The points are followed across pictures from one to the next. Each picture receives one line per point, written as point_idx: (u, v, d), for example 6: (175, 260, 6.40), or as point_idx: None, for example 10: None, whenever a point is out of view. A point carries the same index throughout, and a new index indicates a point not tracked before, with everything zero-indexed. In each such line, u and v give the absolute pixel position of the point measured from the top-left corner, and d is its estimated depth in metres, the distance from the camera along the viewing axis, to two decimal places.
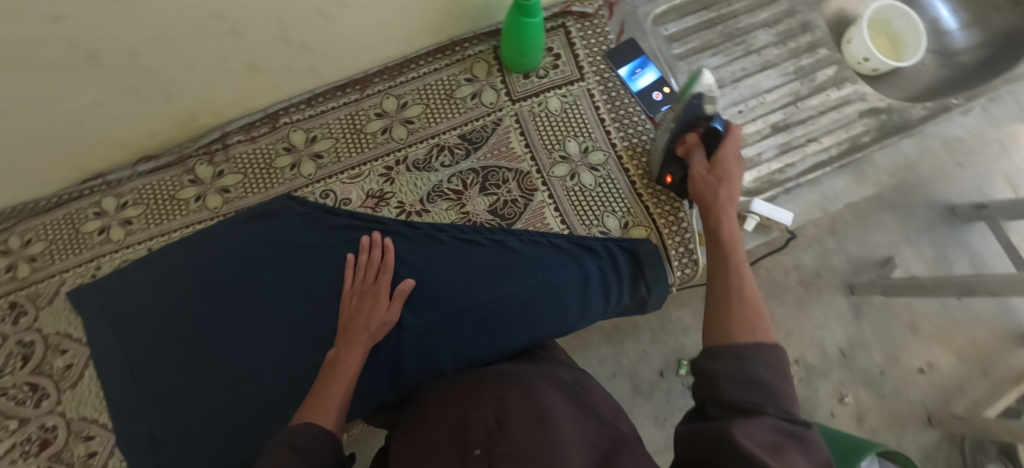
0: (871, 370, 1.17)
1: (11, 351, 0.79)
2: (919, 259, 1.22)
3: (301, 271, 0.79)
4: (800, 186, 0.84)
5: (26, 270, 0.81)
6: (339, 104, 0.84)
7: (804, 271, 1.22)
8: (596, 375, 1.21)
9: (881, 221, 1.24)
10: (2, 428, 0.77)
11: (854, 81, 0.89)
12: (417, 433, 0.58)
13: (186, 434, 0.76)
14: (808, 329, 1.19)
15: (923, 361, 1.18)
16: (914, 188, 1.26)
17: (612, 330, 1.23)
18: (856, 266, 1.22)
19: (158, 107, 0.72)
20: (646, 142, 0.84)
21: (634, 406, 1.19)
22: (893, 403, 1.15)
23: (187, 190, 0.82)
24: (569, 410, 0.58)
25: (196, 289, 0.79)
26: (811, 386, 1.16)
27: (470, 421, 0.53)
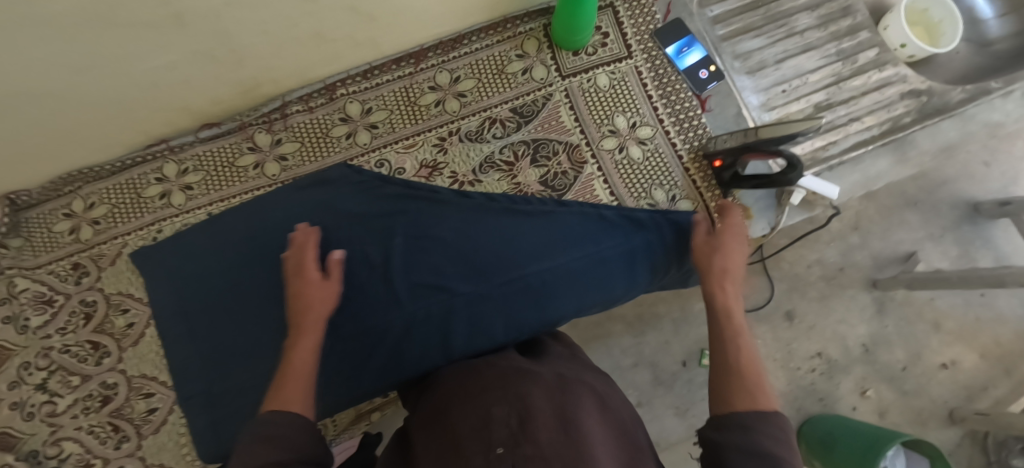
0: (894, 366, 1.20)
1: (74, 309, 0.81)
2: (943, 256, 1.24)
3: (351, 237, 0.79)
4: (843, 164, 0.86)
5: (89, 233, 0.83)
6: (394, 77, 0.87)
7: (826, 266, 1.23)
8: (618, 364, 1.22)
9: (905, 218, 1.26)
10: (65, 384, 0.80)
11: (896, 63, 0.90)
12: (433, 431, 0.56)
13: (239, 395, 0.76)
14: (831, 324, 1.21)
15: (946, 358, 1.20)
16: (938, 185, 1.27)
17: (635, 319, 1.24)
18: (879, 262, 1.24)
19: (227, 73, 0.74)
20: (693, 118, 0.86)
21: (655, 397, 1.22)
22: (915, 399, 1.18)
23: (247, 157, 0.85)
24: (594, 411, 0.57)
25: (249, 253, 0.79)
26: (833, 380, 1.19)
27: (493, 418, 0.51)
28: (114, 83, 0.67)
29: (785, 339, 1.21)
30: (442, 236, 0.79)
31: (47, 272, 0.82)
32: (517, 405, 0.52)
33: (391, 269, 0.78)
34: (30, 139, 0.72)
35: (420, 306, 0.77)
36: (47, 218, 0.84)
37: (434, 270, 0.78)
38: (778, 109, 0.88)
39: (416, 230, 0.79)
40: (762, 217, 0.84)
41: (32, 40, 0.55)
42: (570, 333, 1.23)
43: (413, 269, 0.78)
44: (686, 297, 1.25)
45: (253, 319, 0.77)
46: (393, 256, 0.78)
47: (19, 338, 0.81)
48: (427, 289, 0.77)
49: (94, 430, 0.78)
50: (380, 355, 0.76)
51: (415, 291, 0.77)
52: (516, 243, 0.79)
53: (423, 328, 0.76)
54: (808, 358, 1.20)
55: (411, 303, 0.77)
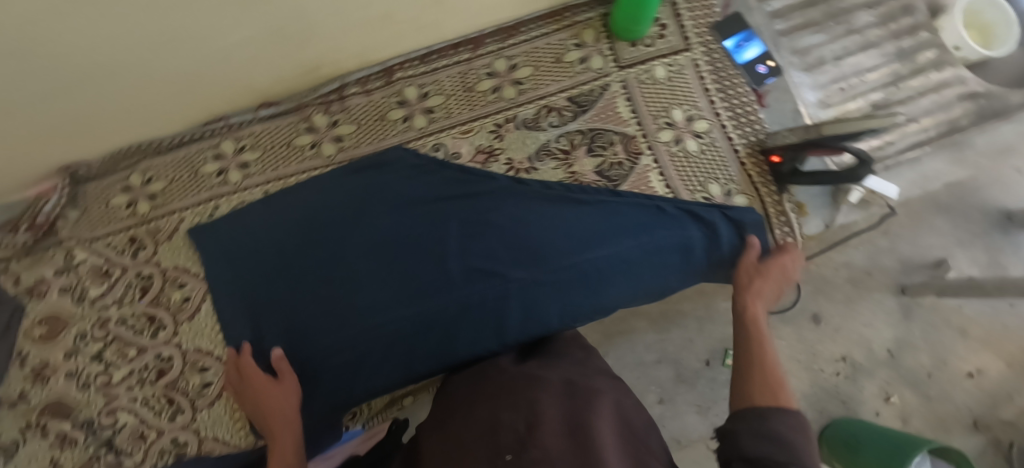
0: (918, 372, 1.18)
1: (131, 282, 0.82)
2: (972, 262, 1.22)
3: (409, 220, 0.80)
4: (899, 165, 0.88)
5: (146, 207, 0.84)
6: (452, 62, 0.87)
7: (854, 269, 1.20)
8: (642, 360, 1.23)
9: (934, 224, 1.25)
10: (122, 355, 0.81)
11: (955, 65, 0.90)
12: (447, 429, 0.60)
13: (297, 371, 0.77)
14: (856, 327, 1.19)
15: (973, 366, 1.19)
16: (970, 191, 1.26)
17: (659, 316, 1.24)
18: (907, 267, 1.19)
19: (295, 51, 0.75)
20: (750, 113, 0.86)
21: (676, 394, 1.21)
22: (940, 405, 1.16)
23: (303, 137, 0.85)
24: (609, 413, 0.58)
25: (310, 233, 0.80)
26: (857, 384, 1.17)
27: (502, 424, 0.55)
28: (185, 56, 0.68)
29: (809, 341, 1.18)
30: (497, 222, 0.79)
31: (104, 244, 0.83)
32: (526, 410, 0.56)
33: (445, 253, 0.78)
34: (94, 109, 0.72)
35: (473, 292, 0.76)
36: (106, 191, 0.84)
37: (489, 256, 0.77)
38: (835, 106, 0.88)
39: (470, 216, 0.79)
40: (817, 214, 0.85)
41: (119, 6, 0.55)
42: (594, 328, 1.23)
43: (468, 254, 0.78)
44: (711, 296, 1.25)
45: (311, 298, 0.78)
46: (448, 240, 0.78)
47: (77, 308, 0.82)
48: (481, 274, 0.77)
49: (149, 402, 0.79)
50: (434, 339, 0.76)
51: (468, 276, 0.77)
52: (570, 231, 0.78)
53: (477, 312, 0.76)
54: (833, 361, 1.18)
55: (465, 288, 0.77)
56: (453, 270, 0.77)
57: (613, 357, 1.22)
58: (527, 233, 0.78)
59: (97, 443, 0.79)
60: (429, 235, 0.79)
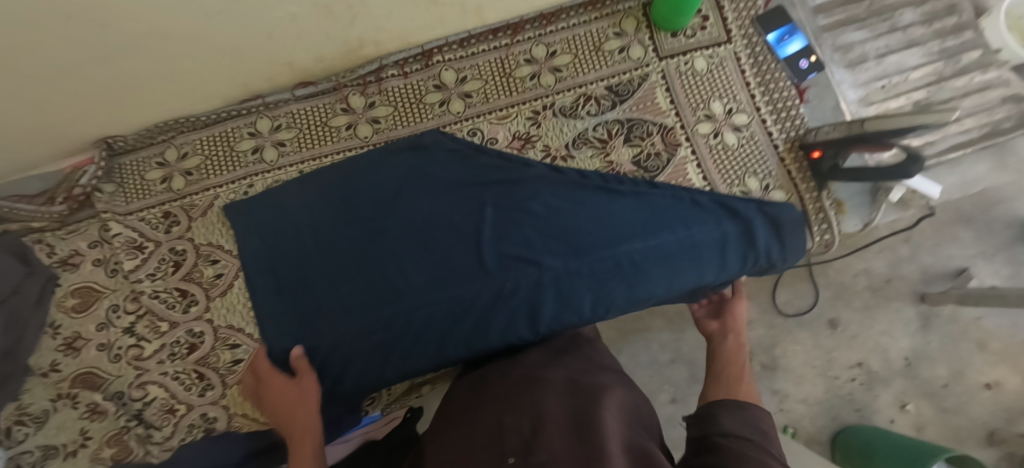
0: (934, 382, 1.18)
1: (163, 257, 0.82)
2: (994, 274, 1.21)
3: (445, 204, 0.79)
4: (940, 165, 0.86)
5: (182, 183, 0.84)
6: (490, 47, 0.86)
7: (873, 277, 1.23)
8: (656, 359, 1.22)
9: (957, 234, 1.23)
10: (153, 329, 0.81)
11: (1001, 66, 0.88)
12: (451, 436, 0.59)
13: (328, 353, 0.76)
14: (873, 336, 1.21)
15: (990, 379, 1.18)
16: (994, 203, 1.23)
17: (674, 315, 1.24)
18: (928, 276, 1.22)
19: (340, 30, 0.75)
20: (791, 108, 0.85)
21: (690, 394, 1.21)
22: (954, 417, 1.17)
23: (340, 118, 0.85)
24: (614, 410, 0.57)
25: (345, 213, 0.79)
26: (872, 392, 1.19)
27: (505, 427, 0.55)
28: (234, 29, 0.68)
29: (827, 347, 1.21)
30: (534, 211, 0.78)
31: (138, 218, 0.83)
32: (530, 413, 0.56)
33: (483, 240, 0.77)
34: (139, 81, 0.73)
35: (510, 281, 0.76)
36: (141, 165, 0.85)
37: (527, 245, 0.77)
38: (877, 105, 0.87)
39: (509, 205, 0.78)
40: (856, 213, 0.84)
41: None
42: (609, 324, 1.23)
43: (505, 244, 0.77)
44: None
45: (346, 278, 0.78)
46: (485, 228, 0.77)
47: (111, 281, 0.82)
48: (518, 263, 0.76)
49: (180, 377, 0.80)
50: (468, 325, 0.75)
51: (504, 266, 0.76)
52: (608, 223, 0.78)
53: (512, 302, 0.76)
54: (848, 368, 1.20)
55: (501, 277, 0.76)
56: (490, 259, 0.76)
57: (627, 355, 1.22)
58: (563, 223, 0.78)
59: (127, 416, 0.79)
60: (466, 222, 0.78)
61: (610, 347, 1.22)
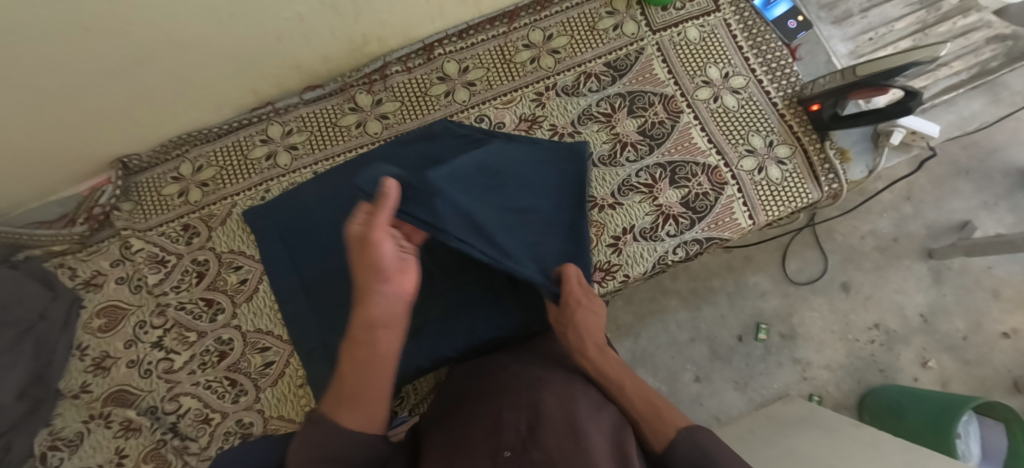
0: (954, 336, 1.19)
1: (186, 268, 0.83)
2: (998, 223, 1.23)
3: None
4: (936, 106, 0.88)
5: (198, 195, 0.85)
6: (489, 36, 0.89)
7: (880, 237, 1.24)
8: (675, 339, 1.22)
9: (958, 187, 1.25)
10: (182, 340, 0.81)
11: (980, 9, 0.91)
12: (451, 422, 0.57)
13: None
14: (888, 294, 1.22)
15: (1008, 327, 1.19)
16: (990, 153, 1.26)
17: (689, 294, 1.24)
18: (933, 231, 1.24)
19: (345, 27, 0.78)
20: (784, 66, 0.88)
21: (713, 371, 1.21)
22: (978, 368, 1.18)
23: (349, 117, 0.87)
24: (610, 423, 0.53)
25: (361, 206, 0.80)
26: (893, 351, 1.20)
27: (504, 422, 0.51)
28: (246, 33, 0.71)
29: (843, 310, 1.22)
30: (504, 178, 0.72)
31: (158, 233, 0.84)
32: (529, 409, 0.52)
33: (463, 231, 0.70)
34: (158, 93, 0.75)
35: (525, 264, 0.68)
36: (157, 181, 0.86)
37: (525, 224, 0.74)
38: (867, 56, 0.90)
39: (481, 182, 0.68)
40: (861, 159, 0.86)
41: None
42: (625, 309, 1.24)
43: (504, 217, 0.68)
44: (740, 272, 1.25)
45: None
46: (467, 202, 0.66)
47: (135, 297, 0.83)
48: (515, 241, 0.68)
49: (212, 385, 0.79)
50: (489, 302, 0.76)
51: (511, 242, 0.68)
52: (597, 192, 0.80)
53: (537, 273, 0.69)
54: (867, 330, 1.21)
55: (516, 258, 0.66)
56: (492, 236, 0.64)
57: (646, 338, 1.22)
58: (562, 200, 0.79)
59: (162, 429, 0.78)
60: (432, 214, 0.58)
61: (628, 331, 1.23)
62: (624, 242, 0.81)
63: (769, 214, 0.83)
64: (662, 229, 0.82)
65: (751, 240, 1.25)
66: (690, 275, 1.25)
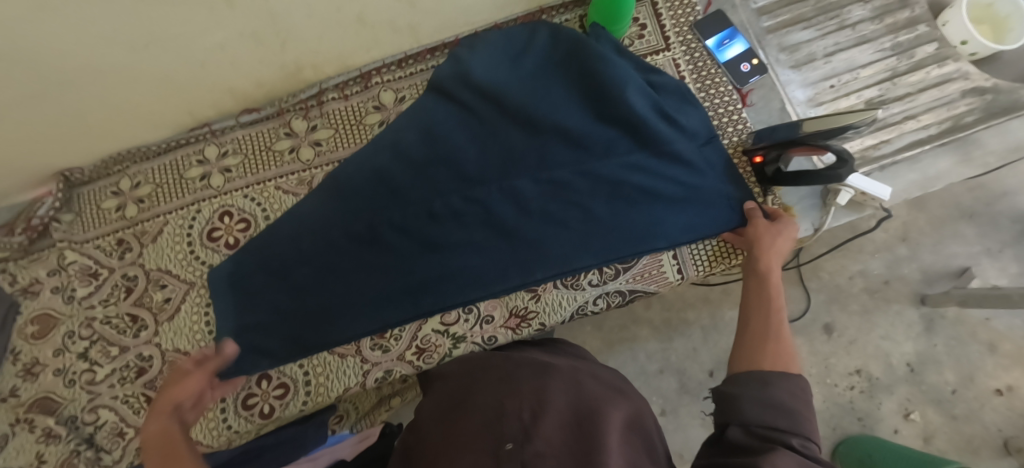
0: (942, 388, 1.13)
1: (116, 282, 0.85)
2: (1001, 272, 1.16)
3: (499, 195, 0.77)
4: (897, 164, 0.82)
5: (134, 210, 0.87)
6: (429, 67, 0.89)
7: (869, 278, 1.18)
8: (644, 370, 1.19)
9: (959, 231, 1.19)
10: (105, 354, 0.83)
11: (958, 59, 0.86)
12: (457, 413, 0.57)
13: (508, 206, 0.77)
14: (873, 340, 1.16)
15: (1002, 383, 1.12)
16: (998, 197, 1.19)
17: (662, 325, 1.20)
18: (929, 276, 1.17)
19: (273, 55, 0.78)
20: (733, 112, 0.83)
21: (680, 406, 1.17)
22: (966, 425, 1.11)
23: (283, 142, 0.87)
24: (624, 420, 0.54)
25: (454, 176, 0.78)
26: (874, 400, 1.13)
27: (506, 411, 0.52)
28: (167, 60, 0.71)
29: (823, 353, 1.16)
30: (454, 152, 0.78)
31: (93, 246, 0.86)
32: (531, 399, 0.53)
33: (544, 102, 0.79)
34: (90, 114, 0.77)
35: (664, 132, 0.77)
36: (98, 195, 0.88)
37: (548, 184, 0.77)
38: (826, 104, 0.85)
39: (377, 324, 0.76)
40: (806, 216, 0.81)
41: (107, 12, 0.59)
42: (594, 335, 1.20)
43: (521, 258, 0.76)
44: (716, 304, 1.20)
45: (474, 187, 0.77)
46: (497, 137, 0.79)
47: (67, 307, 0.85)
48: (621, 128, 0.78)
49: (129, 400, 0.81)
50: (600, 216, 0.77)
51: (623, 137, 0.78)
52: (594, 189, 0.77)
53: (592, 189, 0.77)
54: (848, 375, 1.15)
55: (658, 168, 0.77)
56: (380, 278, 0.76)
57: (614, 366, 1.19)
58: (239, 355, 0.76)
59: (78, 440, 0.80)
60: (297, 292, 0.76)
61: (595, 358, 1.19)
62: (542, 289, 0.80)
63: (699, 268, 0.81)
64: (584, 278, 0.80)
65: (719, 282, 1.20)
66: (664, 305, 1.21)
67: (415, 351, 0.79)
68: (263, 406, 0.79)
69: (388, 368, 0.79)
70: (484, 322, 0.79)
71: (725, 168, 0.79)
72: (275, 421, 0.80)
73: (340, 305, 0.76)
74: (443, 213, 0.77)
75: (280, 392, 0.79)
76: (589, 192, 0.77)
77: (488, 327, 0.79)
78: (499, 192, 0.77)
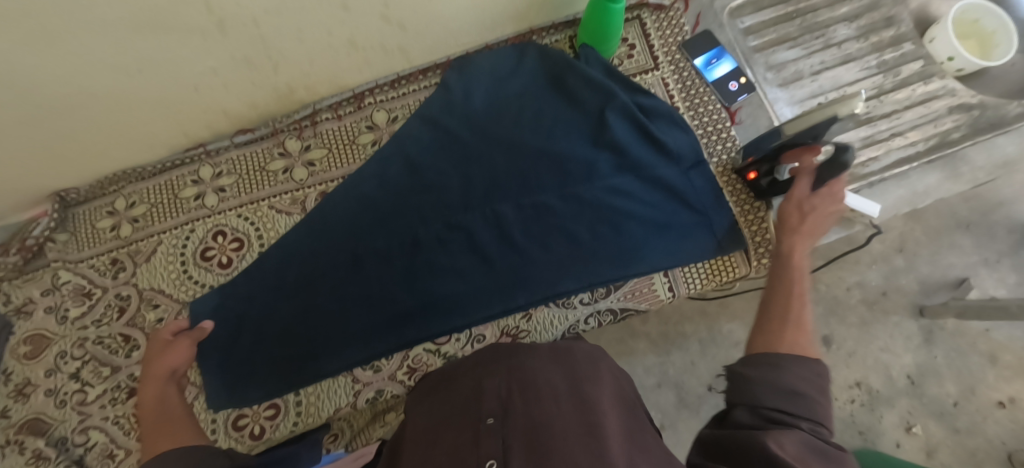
0: (943, 401, 1.12)
1: (109, 302, 0.85)
2: (999, 282, 1.16)
3: (481, 219, 0.79)
4: (885, 180, 0.82)
5: (129, 230, 0.87)
6: (421, 87, 0.91)
7: (867, 289, 1.18)
8: (642, 384, 1.18)
9: (956, 241, 1.18)
10: (96, 374, 0.83)
11: (943, 76, 0.87)
12: (438, 396, 0.56)
13: (490, 229, 0.79)
14: (873, 352, 1.15)
15: (1004, 395, 1.11)
16: (993, 207, 1.19)
17: (659, 338, 1.19)
18: (927, 287, 1.17)
19: (266, 78, 0.79)
20: (721, 130, 0.84)
21: (679, 420, 1.16)
22: (969, 438, 1.10)
23: (276, 162, 0.88)
24: (611, 398, 0.53)
25: (438, 201, 0.80)
26: (875, 413, 1.12)
27: (484, 392, 0.51)
28: (160, 84, 0.72)
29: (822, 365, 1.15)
30: (439, 181, 0.81)
31: (87, 266, 0.87)
32: (512, 378, 0.52)
33: (528, 131, 0.83)
34: (85, 136, 0.78)
35: (646, 158, 0.80)
36: (92, 215, 0.89)
37: (530, 205, 0.79)
38: None
39: (363, 350, 0.77)
40: None
41: (100, 39, 0.60)
42: None
43: (502, 283, 0.78)
44: (714, 317, 1.19)
45: (456, 212, 0.80)
46: (481, 163, 0.82)
47: (59, 327, 0.85)
48: (604, 153, 0.80)
49: (119, 421, 0.81)
50: (583, 239, 0.78)
51: (604, 161, 0.80)
52: (575, 210, 0.79)
53: (576, 209, 0.79)
54: (848, 388, 1.14)
55: (639, 192, 0.79)
56: (365, 301, 0.78)
57: None
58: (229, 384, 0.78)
59: (67, 461, 0.79)
60: (287, 314, 0.79)
61: None
62: (533, 309, 0.80)
63: (691, 287, 0.81)
64: (575, 296, 0.81)
65: (717, 295, 1.20)
66: (661, 318, 1.20)
67: (407, 371, 0.80)
68: (254, 427, 0.79)
69: (379, 387, 0.80)
70: (475, 340, 0.80)
71: (710, 192, 0.80)
72: (264, 443, 0.79)
73: (326, 329, 0.78)
74: (427, 237, 0.79)
75: (271, 413, 0.80)
76: (571, 215, 0.79)
77: (479, 346, 0.80)
78: (481, 216, 0.79)
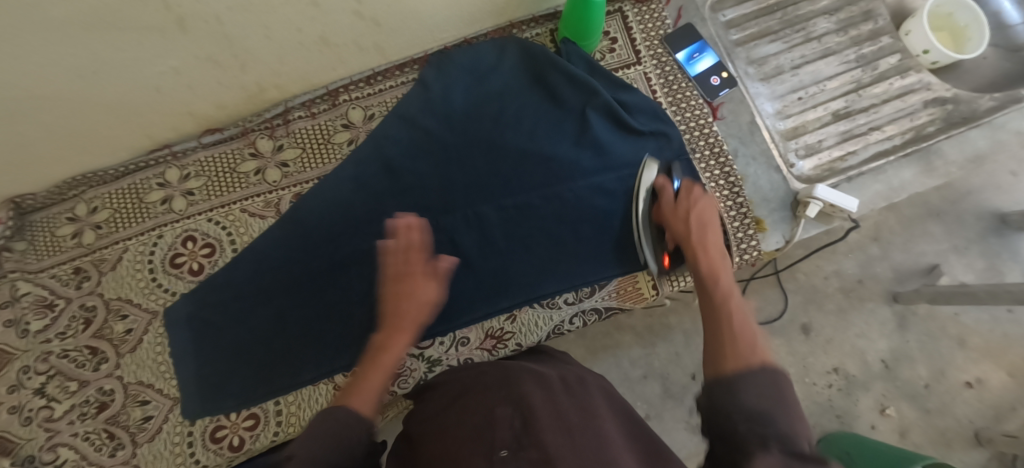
0: (916, 383, 1.15)
1: (74, 314, 0.81)
2: (967, 268, 1.19)
3: (462, 224, 0.77)
4: (863, 175, 0.83)
5: (92, 237, 0.83)
6: (398, 83, 0.88)
7: (844, 278, 1.20)
8: (627, 376, 1.18)
9: (927, 230, 1.21)
10: (63, 389, 0.79)
11: (919, 70, 0.88)
12: (439, 428, 0.54)
13: (471, 234, 0.77)
14: (849, 338, 1.18)
15: (971, 376, 1.15)
16: (963, 196, 1.22)
17: (644, 330, 1.20)
18: (900, 275, 1.20)
19: (232, 77, 0.75)
20: (705, 125, 0.83)
21: (664, 411, 1.18)
22: (939, 419, 1.14)
23: (248, 163, 0.85)
24: (619, 434, 0.52)
25: (417, 204, 0.78)
26: (851, 397, 1.15)
27: (496, 419, 0.49)
28: (117, 86, 0.68)
29: (801, 353, 1.17)
30: (418, 184, 0.79)
31: (49, 276, 0.82)
32: (521, 405, 0.50)
33: (507, 129, 0.81)
34: (38, 142, 0.73)
35: (627, 157, 0.79)
36: (52, 222, 0.84)
37: (513, 206, 0.78)
38: (794, 117, 0.87)
39: (343, 359, 0.76)
40: (777, 230, 0.82)
41: (45, 40, 0.55)
42: (577, 343, 1.19)
43: (485, 288, 0.77)
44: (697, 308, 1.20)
45: (436, 215, 0.78)
46: (461, 164, 0.79)
47: (21, 342, 0.80)
48: (586, 153, 0.79)
49: (90, 437, 0.78)
50: (566, 242, 0.78)
51: (586, 161, 0.78)
52: (558, 211, 0.78)
53: (560, 210, 0.78)
54: (825, 373, 1.16)
55: (622, 192, 0.78)
56: (344, 312, 0.76)
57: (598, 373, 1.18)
58: (205, 393, 0.77)
59: None
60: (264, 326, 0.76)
61: None
62: (517, 310, 0.80)
63: (676, 285, 0.81)
64: (559, 297, 0.81)
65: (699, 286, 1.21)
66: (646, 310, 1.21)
67: None
68: (233, 438, 0.77)
69: None
70: (459, 343, 0.79)
71: None
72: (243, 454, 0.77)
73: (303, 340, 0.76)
74: None
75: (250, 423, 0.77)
76: (555, 217, 0.78)
77: (463, 349, 0.79)
78: (461, 220, 0.77)
